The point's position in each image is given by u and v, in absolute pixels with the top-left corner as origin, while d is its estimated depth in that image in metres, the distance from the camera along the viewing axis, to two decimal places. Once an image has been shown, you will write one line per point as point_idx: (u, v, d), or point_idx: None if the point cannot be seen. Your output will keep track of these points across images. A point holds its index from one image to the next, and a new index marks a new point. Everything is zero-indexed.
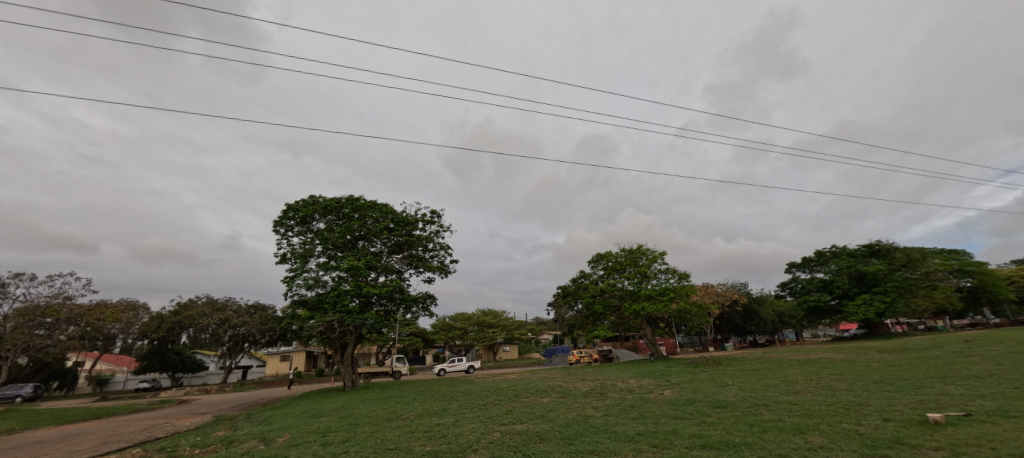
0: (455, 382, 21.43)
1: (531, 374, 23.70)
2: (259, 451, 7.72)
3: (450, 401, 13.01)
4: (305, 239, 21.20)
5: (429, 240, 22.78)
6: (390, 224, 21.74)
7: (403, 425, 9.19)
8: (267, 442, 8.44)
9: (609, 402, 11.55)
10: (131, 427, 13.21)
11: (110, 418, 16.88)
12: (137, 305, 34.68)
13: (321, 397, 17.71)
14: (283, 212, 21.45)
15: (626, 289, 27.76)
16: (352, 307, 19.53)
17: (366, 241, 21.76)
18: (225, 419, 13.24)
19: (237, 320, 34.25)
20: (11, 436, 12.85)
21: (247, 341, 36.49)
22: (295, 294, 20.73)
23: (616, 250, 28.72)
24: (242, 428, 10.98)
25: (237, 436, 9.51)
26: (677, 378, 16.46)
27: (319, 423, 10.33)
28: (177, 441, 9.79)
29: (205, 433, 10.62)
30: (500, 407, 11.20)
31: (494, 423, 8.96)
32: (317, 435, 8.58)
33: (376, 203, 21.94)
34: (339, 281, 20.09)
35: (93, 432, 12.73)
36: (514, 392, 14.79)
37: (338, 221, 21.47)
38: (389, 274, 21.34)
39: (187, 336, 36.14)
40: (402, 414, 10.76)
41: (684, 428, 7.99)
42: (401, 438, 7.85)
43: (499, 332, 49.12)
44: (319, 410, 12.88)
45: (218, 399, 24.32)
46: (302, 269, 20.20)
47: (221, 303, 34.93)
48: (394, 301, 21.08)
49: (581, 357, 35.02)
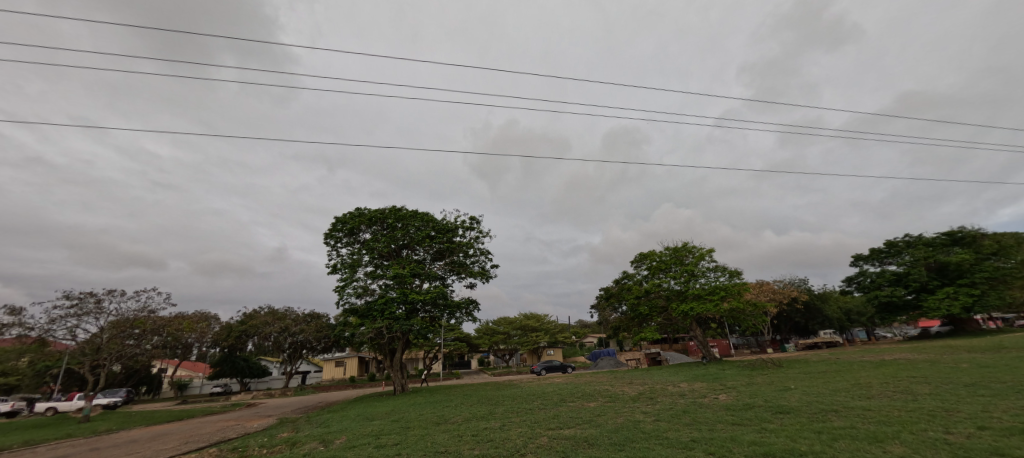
0: (502, 386, 21.54)
1: (577, 378, 23.41)
2: (321, 451, 8.08)
3: (496, 405, 13.05)
4: (353, 250, 22.22)
5: (470, 246, 23.16)
6: (431, 232, 22.32)
7: (452, 428, 9.33)
8: (325, 444, 8.78)
9: (661, 406, 11.10)
10: (208, 428, 14.51)
11: (190, 419, 18.61)
12: (209, 316, 37.80)
13: (373, 400, 18.55)
14: (332, 225, 22.60)
15: (672, 288, 26.70)
16: (398, 314, 20.08)
17: (409, 249, 22.42)
18: (289, 422, 14.04)
19: (296, 328, 36.50)
20: (110, 436, 14.43)
21: (305, 347, 38.75)
22: (346, 303, 21.66)
23: (661, 248, 27.86)
24: (303, 430, 11.55)
25: (300, 438, 9.99)
26: (732, 382, 15.55)
27: (373, 426, 10.72)
28: (247, 442, 10.43)
29: (271, 434, 11.40)
30: (546, 411, 11.13)
31: (541, 427, 8.92)
32: (372, 438, 8.88)
33: (418, 211, 22.58)
34: (386, 288, 20.85)
35: (175, 432, 14.00)
36: (559, 395, 14.61)
37: (383, 231, 22.33)
38: (433, 281, 21.89)
39: (253, 344, 39.03)
40: (451, 418, 10.94)
41: (743, 434, 7.54)
42: (450, 442, 7.94)
43: (543, 336, 48.78)
44: (372, 413, 13.45)
45: (284, 402, 26.02)
46: (352, 278, 21.17)
47: (282, 312, 37.39)
48: (438, 307, 21.55)
49: (628, 360, 33.97)
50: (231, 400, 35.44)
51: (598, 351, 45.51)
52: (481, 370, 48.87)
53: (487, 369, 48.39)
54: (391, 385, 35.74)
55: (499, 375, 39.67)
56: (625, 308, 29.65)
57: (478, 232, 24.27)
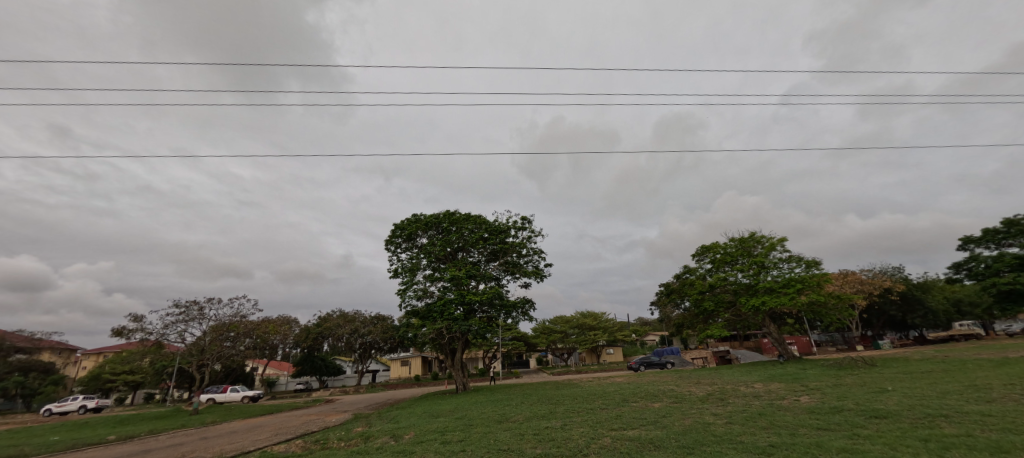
0: (561, 385, 21.41)
1: (639, 378, 22.65)
2: (392, 445, 8.56)
3: (557, 404, 13.00)
4: (412, 255, 23.31)
5: (523, 246, 23.32)
6: (484, 233, 22.82)
7: (514, 426, 9.46)
8: (396, 438, 9.29)
9: (733, 408, 10.41)
10: (295, 421, 16.01)
11: (278, 413, 20.65)
12: (291, 319, 41.61)
13: (437, 398, 19.33)
14: (392, 231, 23.89)
15: (740, 282, 24.97)
16: (457, 315, 20.75)
17: (464, 251, 23.06)
18: (362, 417, 15.06)
19: (364, 330, 39.16)
20: (216, 426, 16.45)
21: (373, 348, 41.34)
22: (408, 305, 22.78)
23: (726, 240, 26.16)
24: (375, 425, 12.34)
25: (373, 432, 10.65)
26: (815, 383, 14.17)
27: (438, 422, 11.16)
28: (328, 434, 11.35)
29: (347, 428, 12.30)
30: (608, 411, 10.89)
31: (603, 427, 8.72)
32: (438, 434, 9.25)
33: (470, 214, 23.17)
34: (444, 290, 21.61)
35: (268, 425, 15.62)
36: (621, 395, 14.25)
37: (438, 235, 23.20)
38: (488, 282, 22.33)
39: (328, 344, 42.48)
40: (512, 416, 11.09)
41: (831, 440, 6.85)
42: (512, 440, 8.03)
43: (601, 334, 47.85)
44: (436, 411, 14.04)
45: (358, 399, 27.98)
46: (412, 281, 22.21)
47: (351, 315, 40.24)
48: (495, 307, 21.95)
49: (693, 359, 32.30)
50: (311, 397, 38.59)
51: (660, 349, 43.59)
52: (539, 369, 49.03)
53: (545, 368, 48.47)
54: (453, 384, 36.93)
55: (557, 374, 39.48)
56: (688, 303, 28.18)
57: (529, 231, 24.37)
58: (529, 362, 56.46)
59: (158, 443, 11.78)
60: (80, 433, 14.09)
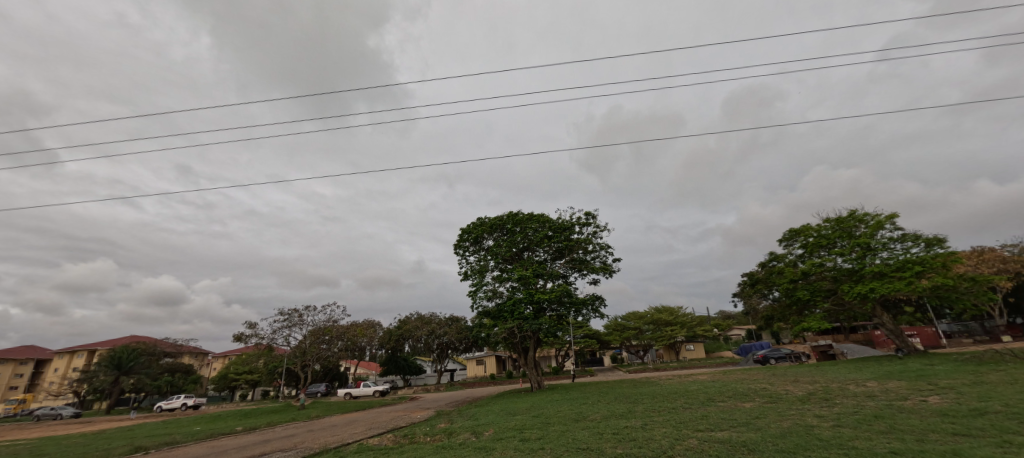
0: (638, 384, 20.68)
1: (724, 375, 21.16)
2: (473, 441, 8.90)
3: (636, 403, 12.58)
4: (480, 257, 24.08)
5: (589, 242, 23.06)
6: (548, 232, 22.90)
7: (592, 425, 9.32)
8: (477, 435, 9.64)
9: (842, 409, 9.27)
10: (385, 416, 17.38)
11: (370, 409, 22.61)
12: (374, 323, 45.09)
13: (512, 396, 19.74)
14: (459, 236, 24.89)
15: (841, 267, 22.19)
16: (528, 314, 21.00)
17: (530, 251, 23.29)
18: (444, 414, 15.88)
19: (441, 330, 41.38)
20: (321, 420, 18.47)
21: (450, 348, 43.31)
22: (480, 306, 23.53)
23: (821, 221, 23.48)
24: (457, 422, 12.92)
25: (455, 428, 11.15)
26: (946, 381, 12.09)
27: (516, 420, 11.39)
28: (415, 430, 12.12)
29: (432, 424, 13.05)
30: (692, 411, 10.28)
31: (687, 428, 8.24)
32: (516, 431, 9.43)
33: (533, 214, 23.39)
34: (513, 290, 22.00)
35: (363, 419, 17.15)
36: (706, 395, 13.38)
37: (503, 236, 23.70)
38: (556, 280, 22.40)
39: (408, 345, 45.47)
40: (590, 415, 10.95)
41: (974, 450, 5.78)
42: (591, 439, 7.91)
43: (679, 329, 45.36)
44: (513, 409, 14.35)
45: (439, 397, 29.57)
46: (482, 283, 22.96)
47: (428, 317, 42.60)
48: (564, 305, 21.92)
49: (788, 354, 29.40)
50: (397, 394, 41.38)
51: (749, 345, 40.12)
52: (614, 367, 47.87)
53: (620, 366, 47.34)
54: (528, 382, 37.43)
55: (634, 372, 38.28)
56: (778, 294, 25.78)
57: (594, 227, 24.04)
58: (603, 360, 55.37)
59: (275, 433, 13.51)
60: (216, 424, 16.68)
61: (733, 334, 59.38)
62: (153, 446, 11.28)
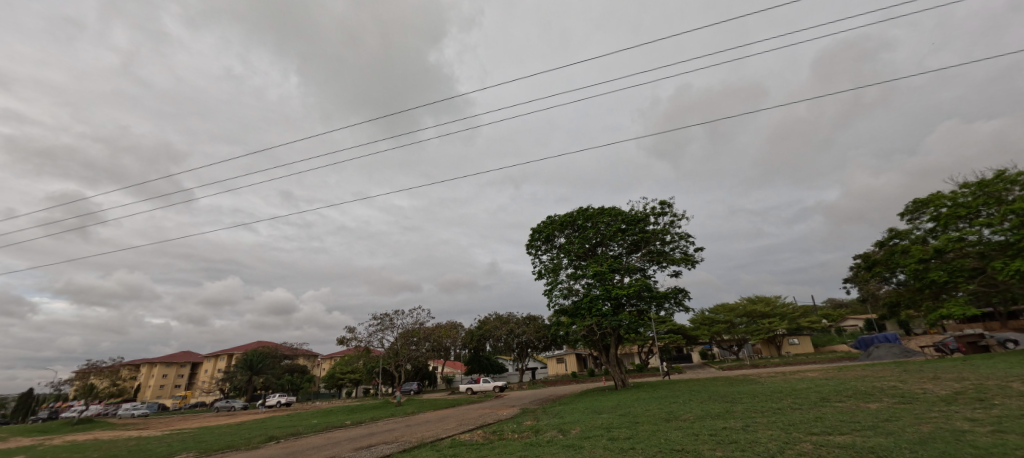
0: (734, 382, 19.11)
1: (838, 372, 18.77)
2: (561, 438, 8.91)
3: (735, 403, 11.63)
4: (553, 255, 24.19)
5: (666, 233, 22.15)
6: (621, 225, 22.29)
7: (685, 426, 8.83)
8: (564, 433, 9.63)
9: (1006, 412, 7.63)
10: (473, 413, 18.16)
11: (458, 406, 23.78)
12: (457, 323, 47.78)
13: (596, 394, 19.38)
14: (531, 236, 25.23)
15: (991, 241, 18.42)
16: (606, 310, 20.59)
17: (603, 246, 22.85)
18: (529, 412, 16.17)
19: (519, 330, 42.44)
20: (417, 416, 19.97)
21: (529, 347, 44.26)
22: (556, 304, 23.60)
23: (956, 188, 19.89)
24: (543, 420, 13.04)
25: (541, 426, 11.25)
26: None
27: (602, 418, 11.20)
28: (503, 426, 12.44)
29: (518, 421, 13.31)
30: (802, 412, 9.20)
31: (799, 431, 7.40)
32: (604, 430, 9.26)
33: (604, 208, 22.87)
34: (589, 287, 21.69)
35: (454, 415, 18.13)
36: (819, 394, 11.92)
37: (575, 233, 23.53)
38: (633, 274, 21.78)
39: (489, 345, 47.46)
40: (682, 415, 10.36)
41: None
42: (686, 440, 7.47)
43: (779, 322, 41.56)
44: (598, 407, 14.09)
45: (521, 394, 30.16)
46: (556, 281, 23.03)
47: (506, 317, 43.98)
48: (644, 299, 21.31)
49: (923, 347, 25.14)
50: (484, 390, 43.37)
51: (868, 336, 35.15)
52: (705, 364, 44.93)
53: (712, 362, 44.49)
54: (611, 380, 36.58)
55: (728, 368, 35.57)
56: (905, 277, 22.36)
57: (671, 216, 22.94)
58: (692, 357, 52.83)
59: (378, 427, 14.72)
60: (331, 418, 18.90)
61: (846, 325, 52.25)
62: (282, 436, 13.05)
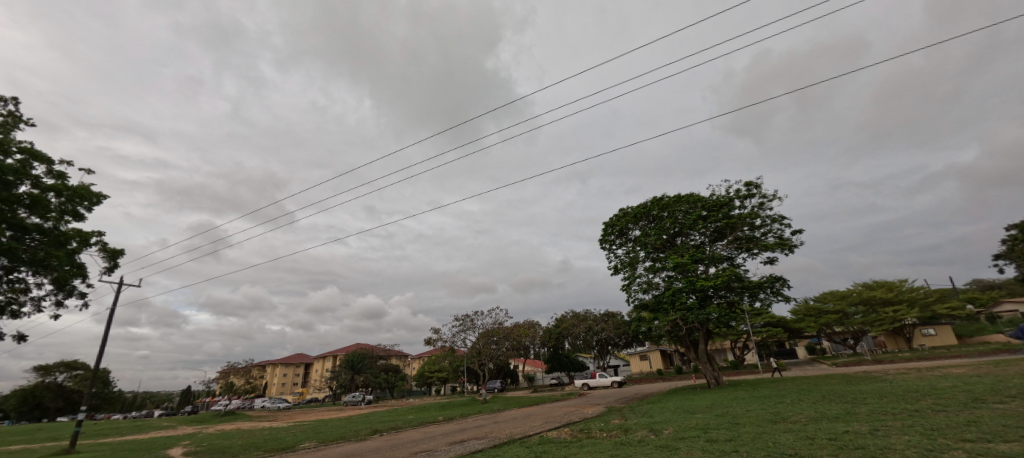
0: (853, 380, 16.86)
1: (994, 367, 15.61)
2: (652, 439, 8.54)
3: (857, 403, 10.22)
4: (628, 249, 23.54)
5: (755, 217, 20.43)
6: (702, 212, 20.94)
7: (796, 428, 7.98)
8: (656, 433, 9.24)
9: None
10: (558, 411, 18.21)
11: (541, 404, 24.10)
12: (534, 322, 48.51)
13: (687, 393, 18.42)
14: (603, 230, 24.81)
15: None
16: (691, 304, 19.51)
17: (683, 235, 21.75)
18: (616, 411, 15.86)
19: (598, 327, 41.88)
20: (505, 413, 20.68)
21: (610, 344, 43.56)
22: (636, 299, 22.91)
23: None
24: (631, 419, 12.67)
25: (631, 425, 10.93)
26: None
27: (697, 419, 10.57)
28: (590, 425, 12.28)
29: (606, 420, 13.08)
30: (951, 415, 7.76)
31: (945, 438, 6.28)
32: (699, 431, 8.71)
33: (681, 195, 21.66)
34: (670, 280, 20.73)
35: (539, 413, 18.36)
36: (969, 394, 9.96)
37: (650, 224, 22.64)
38: (720, 264, 20.43)
39: (569, 342, 47.64)
40: (791, 416, 9.36)
41: None
42: (799, 444, 6.73)
43: (907, 309, 35.83)
44: (690, 406, 13.33)
45: (604, 393, 29.59)
46: (634, 275, 22.39)
47: (583, 314, 43.69)
48: (735, 290, 19.95)
49: None
50: (566, 388, 43.66)
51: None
52: (813, 360, 40.20)
53: (822, 357, 39.86)
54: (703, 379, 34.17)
55: (844, 364, 31.53)
56: None
57: (759, 197, 21.04)
58: (797, 352, 48.69)
59: (467, 423, 15.41)
60: (426, 414, 20.38)
61: (1002, 311, 42.97)
62: (385, 430, 14.30)
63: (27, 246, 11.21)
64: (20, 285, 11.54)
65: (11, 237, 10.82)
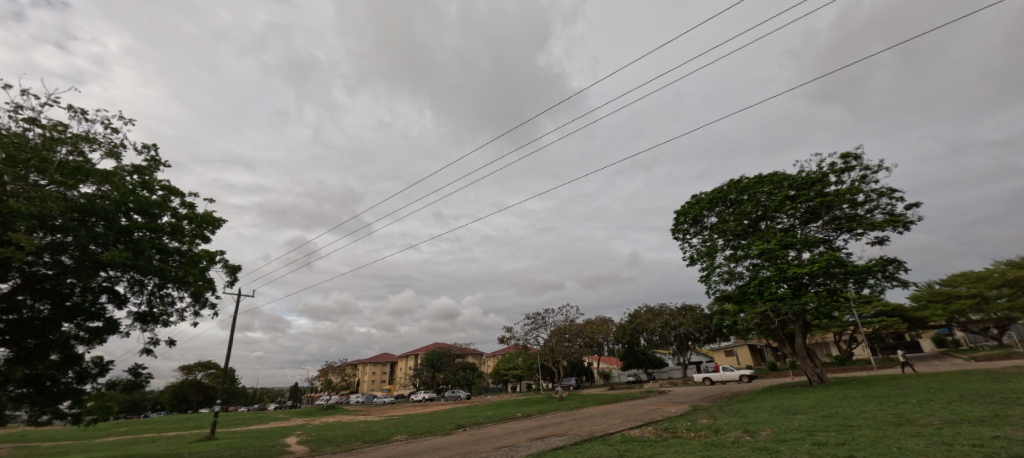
0: (1001, 377, 14.17)
1: None
2: (748, 440, 7.95)
3: (1009, 405, 8.54)
4: (704, 238, 22.18)
5: (856, 192, 18.09)
6: (789, 192, 19.01)
7: (929, 432, 6.92)
8: (751, 434, 8.60)
9: None
10: (639, 410, 17.60)
11: (620, 402, 23.58)
12: (606, 319, 47.69)
13: (785, 392, 16.85)
14: (675, 220, 23.63)
15: None
16: (783, 294, 17.81)
17: (768, 219, 19.99)
18: (702, 410, 14.97)
19: (676, 321, 39.94)
20: (583, 411, 20.55)
21: (690, 339, 41.44)
22: (717, 290, 21.48)
23: None
24: (721, 419, 11.87)
25: (721, 426, 10.24)
26: None
27: (799, 420, 9.61)
28: (675, 424, 11.69)
29: (693, 420, 12.36)
30: None
31: None
32: (804, 433, 7.91)
33: (763, 175, 19.86)
34: (756, 269, 19.12)
35: (618, 411, 17.92)
36: None
37: (729, 210, 21.11)
38: (815, 248, 18.41)
39: (644, 338, 46.16)
40: (920, 419, 8.09)
41: None
42: (932, 451, 5.79)
43: None
44: (790, 407, 12.11)
45: (687, 391, 28.07)
46: (714, 265, 20.99)
47: (658, 309, 41.90)
48: (836, 277, 17.83)
49: None
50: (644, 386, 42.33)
51: None
52: (943, 353, 34.54)
53: (955, 351, 34.15)
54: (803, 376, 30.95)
55: (987, 358, 26.65)
56: None
57: (860, 169, 18.60)
58: (923, 345, 42.38)
59: (546, 420, 15.59)
60: (505, 410, 20.99)
61: None
62: (467, 425, 14.95)
63: (172, 266, 13.49)
64: (168, 299, 13.91)
65: (159, 260, 13.11)
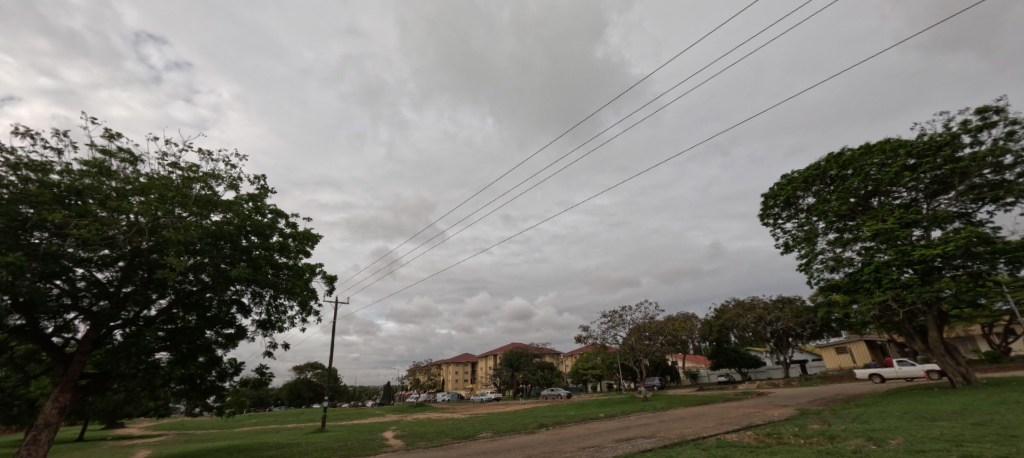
0: None
1: None
2: (873, 449, 6.93)
3: None
4: (801, 221, 19.90)
5: (1002, 153, 14.92)
6: (908, 161, 16.28)
7: None
8: (877, 443, 7.49)
9: None
10: (734, 413, 16.23)
11: (711, 404, 21.95)
12: (690, 315, 44.71)
13: (920, 395, 14.36)
14: (763, 204, 21.57)
15: None
16: (908, 280, 15.24)
17: (881, 195, 17.39)
18: (812, 414, 13.35)
19: (772, 316, 36.20)
20: (670, 412, 19.52)
21: (790, 335, 37.26)
22: (820, 280, 19.10)
23: None
24: (836, 424, 10.50)
25: (837, 432, 9.07)
26: None
27: (939, 428, 8.16)
28: (779, 430, 10.59)
29: (801, 425, 11.08)
30: None
31: None
32: (949, 444, 6.67)
33: (870, 145, 17.29)
34: (870, 253, 16.65)
35: (710, 414, 16.69)
36: None
37: (829, 188, 18.77)
38: (949, 225, 15.51)
39: (735, 335, 42.50)
40: None
41: None
42: None
43: None
44: (928, 413, 10.29)
45: (792, 393, 25.22)
46: (815, 252, 18.69)
47: (749, 302, 38.30)
48: (981, 258, 14.78)
49: None
50: (739, 387, 38.93)
51: None
52: None
53: None
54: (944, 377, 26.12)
55: None
56: None
57: (1007, 125, 15.32)
58: None
59: (631, 421, 15.07)
60: (587, 410, 20.75)
61: None
62: (549, 424, 15.02)
63: (282, 279, 15.59)
64: (281, 308, 16.00)
65: (273, 274, 15.25)
